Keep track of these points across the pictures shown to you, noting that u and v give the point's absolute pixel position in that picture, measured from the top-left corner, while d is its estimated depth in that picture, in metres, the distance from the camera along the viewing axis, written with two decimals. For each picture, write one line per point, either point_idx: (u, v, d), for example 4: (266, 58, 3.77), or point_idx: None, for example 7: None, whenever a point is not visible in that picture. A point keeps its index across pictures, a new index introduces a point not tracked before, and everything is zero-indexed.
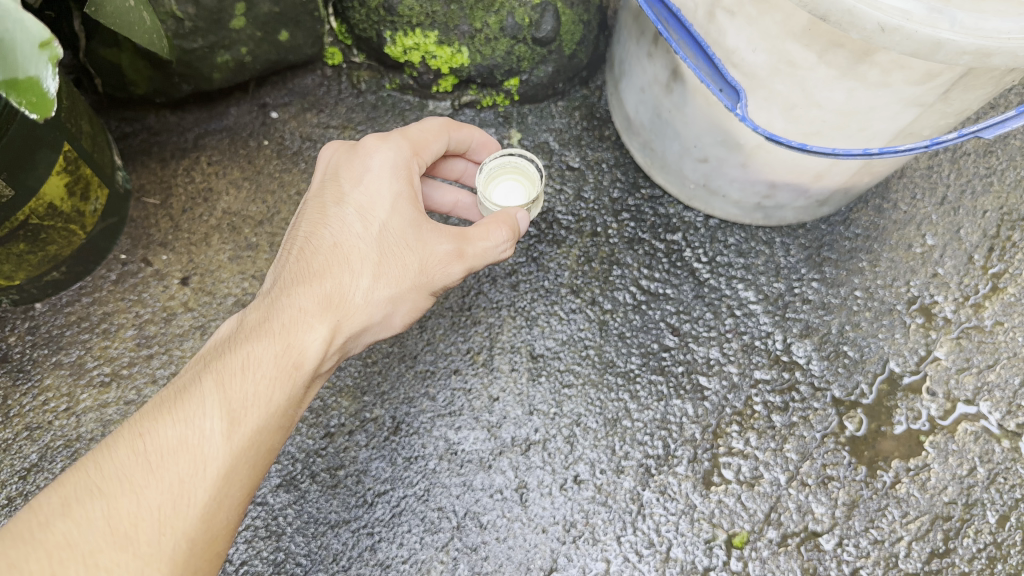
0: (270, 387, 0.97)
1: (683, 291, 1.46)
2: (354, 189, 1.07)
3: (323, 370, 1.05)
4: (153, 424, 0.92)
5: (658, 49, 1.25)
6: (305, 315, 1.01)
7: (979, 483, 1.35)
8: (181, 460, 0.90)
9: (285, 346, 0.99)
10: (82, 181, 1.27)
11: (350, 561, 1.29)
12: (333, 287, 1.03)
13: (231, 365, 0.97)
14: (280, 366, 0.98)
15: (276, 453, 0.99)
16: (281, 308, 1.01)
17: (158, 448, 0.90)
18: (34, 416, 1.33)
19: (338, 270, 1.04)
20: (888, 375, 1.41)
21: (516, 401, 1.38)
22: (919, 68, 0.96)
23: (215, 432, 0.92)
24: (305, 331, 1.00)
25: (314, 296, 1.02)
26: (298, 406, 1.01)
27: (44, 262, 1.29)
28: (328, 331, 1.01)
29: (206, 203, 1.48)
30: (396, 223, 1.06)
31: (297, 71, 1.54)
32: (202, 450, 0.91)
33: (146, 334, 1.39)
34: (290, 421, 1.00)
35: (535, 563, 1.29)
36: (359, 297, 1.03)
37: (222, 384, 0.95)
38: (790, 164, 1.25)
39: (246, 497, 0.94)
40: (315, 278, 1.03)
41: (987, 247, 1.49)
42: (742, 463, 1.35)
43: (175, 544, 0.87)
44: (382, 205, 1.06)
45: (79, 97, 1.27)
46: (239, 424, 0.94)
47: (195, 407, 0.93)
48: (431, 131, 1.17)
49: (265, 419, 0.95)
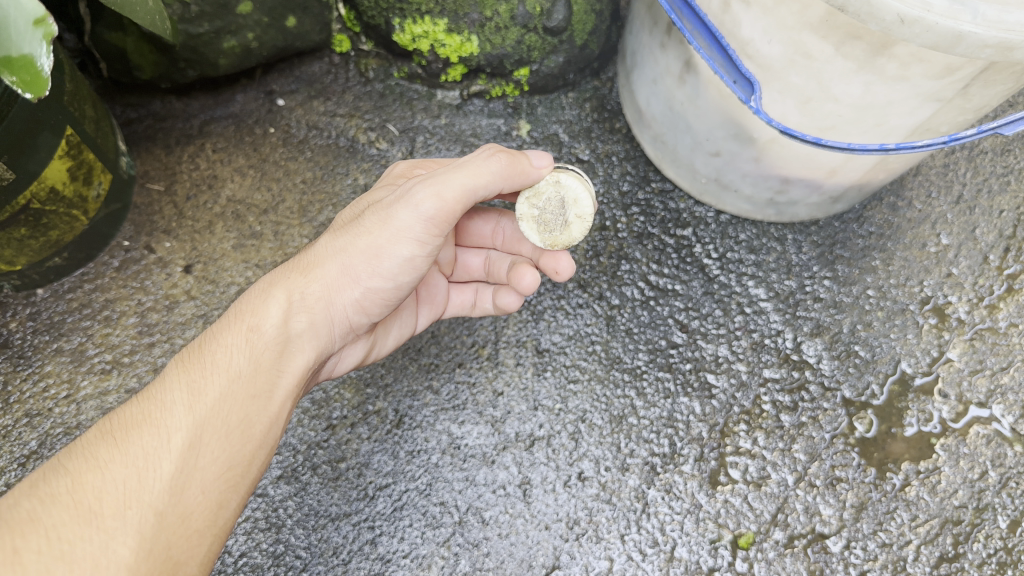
0: (230, 355, 1.00)
1: (693, 288, 1.43)
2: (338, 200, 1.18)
3: (301, 343, 1.06)
4: (121, 407, 0.95)
5: (671, 39, 1.22)
6: (269, 291, 1.06)
7: (990, 487, 1.33)
8: (145, 435, 0.92)
9: (250, 319, 1.03)
10: (84, 166, 1.25)
11: (350, 555, 1.28)
12: (300, 268, 1.09)
13: (193, 350, 1.02)
14: (241, 336, 1.02)
15: (253, 428, 0.99)
16: (252, 295, 1.07)
17: (122, 426, 0.92)
18: (34, 403, 1.33)
19: (307, 255, 1.10)
20: (900, 376, 1.38)
21: (521, 397, 1.36)
22: (938, 61, 0.93)
23: (177, 404, 0.94)
24: (271, 304, 1.05)
25: (281, 278, 1.09)
26: (273, 376, 1.02)
27: (45, 247, 1.28)
28: (294, 297, 1.06)
29: (211, 190, 1.46)
30: (371, 200, 1.13)
31: (304, 58, 1.52)
32: (164, 422, 0.93)
33: (148, 322, 1.37)
34: (265, 389, 1.00)
35: (537, 560, 1.27)
36: (321, 262, 1.08)
37: (186, 363, 1.00)
38: (803, 159, 1.22)
39: (219, 468, 0.94)
40: (287, 265, 1.11)
41: (1002, 248, 1.46)
42: (749, 463, 1.33)
43: (141, 517, 0.87)
44: (363, 200, 1.15)
45: (82, 81, 1.25)
46: (201, 393, 0.96)
47: (159, 386, 0.97)
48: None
49: (227, 384, 0.97)
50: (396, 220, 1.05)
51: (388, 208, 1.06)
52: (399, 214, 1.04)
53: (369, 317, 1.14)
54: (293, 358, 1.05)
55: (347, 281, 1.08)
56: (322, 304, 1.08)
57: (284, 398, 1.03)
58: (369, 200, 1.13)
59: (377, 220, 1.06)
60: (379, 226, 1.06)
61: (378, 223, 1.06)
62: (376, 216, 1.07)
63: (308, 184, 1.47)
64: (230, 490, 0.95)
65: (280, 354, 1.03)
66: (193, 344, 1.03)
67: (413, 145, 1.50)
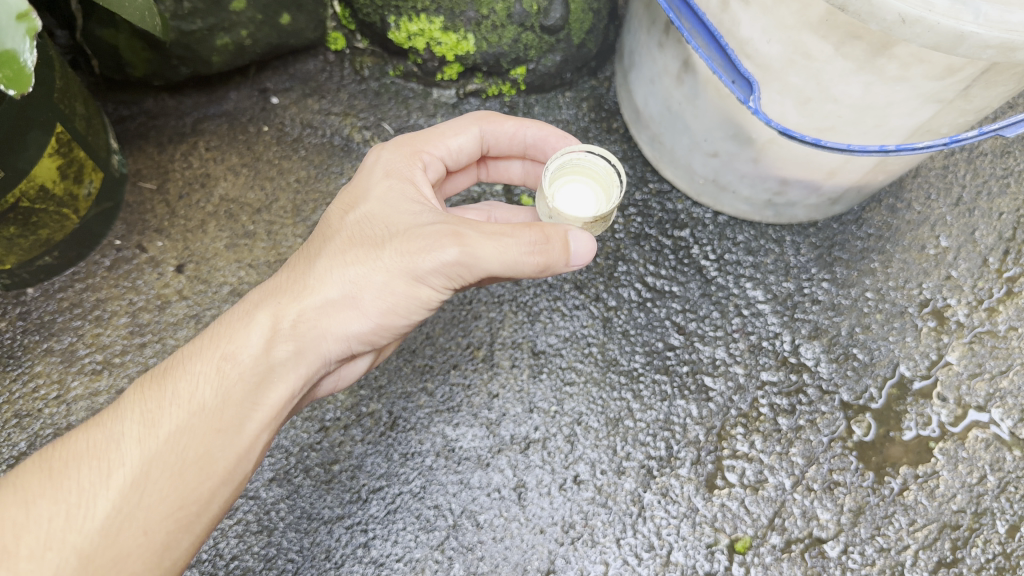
0: (196, 386, 0.97)
1: (690, 290, 1.42)
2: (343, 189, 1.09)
3: (285, 375, 1.01)
4: (73, 434, 0.94)
5: (669, 38, 1.21)
6: (255, 315, 1.01)
7: (989, 491, 1.31)
8: (85, 469, 0.90)
9: (229, 347, 0.99)
10: (74, 164, 1.23)
11: (343, 558, 1.26)
12: (297, 289, 1.02)
13: (166, 370, 1.00)
14: (217, 364, 0.98)
15: (214, 464, 0.95)
16: (241, 314, 1.03)
17: (65, 457, 0.91)
18: (23, 403, 1.31)
19: (303, 270, 1.04)
20: (898, 379, 1.37)
21: (516, 399, 1.35)
22: (939, 61, 0.92)
23: (128, 436, 0.93)
24: (254, 331, 1.00)
25: (271, 298, 1.03)
26: (246, 408, 0.98)
27: (35, 246, 1.26)
28: (281, 325, 1.01)
29: (204, 189, 1.44)
30: (374, 207, 1.04)
31: (299, 56, 1.51)
32: (110, 456, 0.91)
33: (139, 323, 1.36)
34: (232, 423, 0.96)
35: (532, 564, 1.26)
36: (317, 288, 1.02)
37: (151, 389, 0.97)
38: (802, 160, 1.21)
39: (166, 507, 0.91)
40: (282, 278, 1.05)
41: (1001, 250, 1.45)
42: (746, 467, 1.32)
43: (63, 559, 0.85)
44: (366, 202, 1.05)
45: (74, 78, 1.22)
46: (156, 426, 0.94)
47: (115, 414, 0.95)
48: (457, 127, 1.14)
49: (186, 418, 0.94)
50: (417, 263, 0.98)
51: (411, 241, 0.98)
52: (420, 262, 0.98)
53: (366, 346, 1.08)
54: (274, 391, 1.00)
55: (344, 311, 1.02)
56: (314, 332, 1.02)
57: (258, 430, 0.99)
58: (370, 206, 1.04)
59: (401, 254, 0.98)
60: (396, 267, 0.99)
61: (396, 262, 0.99)
62: (394, 249, 0.99)
63: (302, 183, 1.46)
64: (180, 530, 0.92)
65: (259, 385, 0.99)
66: (170, 363, 1.01)
67: None
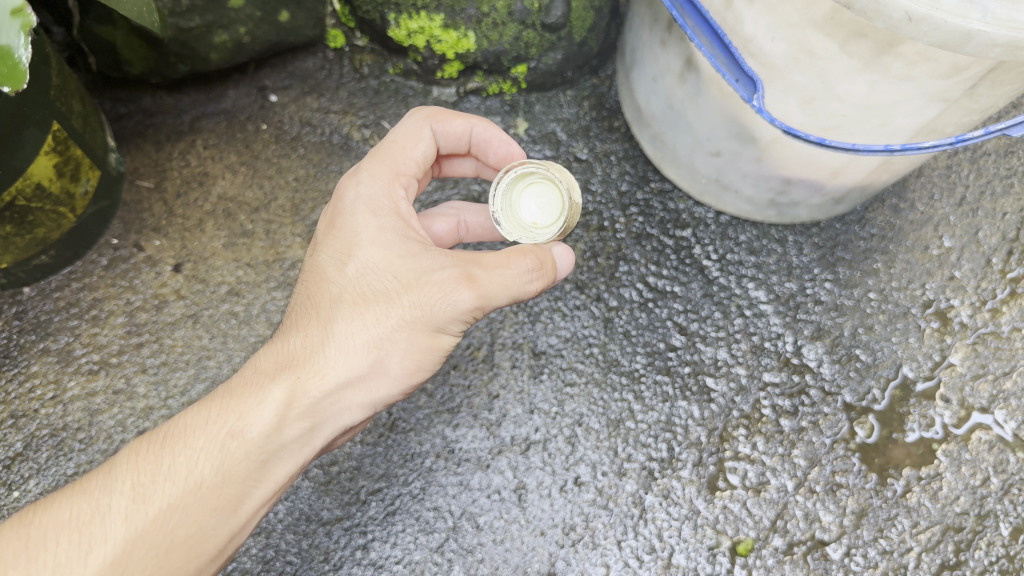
0: (194, 461, 0.94)
1: (692, 290, 1.41)
2: (334, 229, 1.03)
3: (285, 450, 0.99)
4: (56, 499, 0.93)
5: (672, 37, 1.20)
6: (266, 384, 0.98)
7: (992, 494, 1.30)
8: (65, 542, 0.89)
9: (233, 416, 0.97)
10: (71, 162, 1.21)
11: (341, 560, 1.25)
12: (305, 351, 0.99)
13: (160, 435, 0.98)
14: (214, 437, 0.96)
15: (205, 540, 0.95)
16: (242, 381, 0.99)
17: (46, 526, 0.90)
18: (19, 404, 1.30)
19: (311, 328, 1.00)
20: (901, 380, 1.36)
21: (516, 399, 1.33)
22: (946, 60, 0.91)
23: (116, 511, 0.91)
24: (254, 403, 0.97)
25: (279, 362, 1.00)
26: (245, 486, 0.97)
27: (31, 245, 1.23)
28: (280, 398, 0.97)
29: (202, 187, 1.43)
30: (375, 263, 1.00)
31: (298, 54, 1.49)
32: (94, 531, 0.90)
33: (136, 322, 1.35)
34: (229, 502, 0.95)
35: (532, 566, 1.25)
36: (328, 354, 0.99)
37: (145, 455, 0.95)
38: (806, 159, 1.20)
39: None
40: (290, 335, 1.01)
41: (1005, 251, 1.44)
42: (748, 468, 1.31)
43: None
44: (369, 253, 1.00)
45: (71, 75, 1.21)
46: (146, 501, 0.92)
47: (102, 480, 0.93)
48: (410, 135, 1.08)
49: (179, 496, 0.93)
50: (431, 316, 0.98)
51: (427, 305, 0.98)
52: (438, 316, 0.98)
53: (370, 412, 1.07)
54: (274, 468, 0.98)
55: (351, 382, 0.99)
56: (323, 404, 0.99)
57: (254, 507, 0.99)
58: (368, 261, 1.00)
59: (418, 314, 0.98)
60: (406, 333, 0.99)
61: (407, 326, 0.98)
62: (412, 302, 0.98)
63: (300, 182, 1.44)
64: None
65: (262, 462, 0.97)
66: (166, 426, 0.98)
67: None
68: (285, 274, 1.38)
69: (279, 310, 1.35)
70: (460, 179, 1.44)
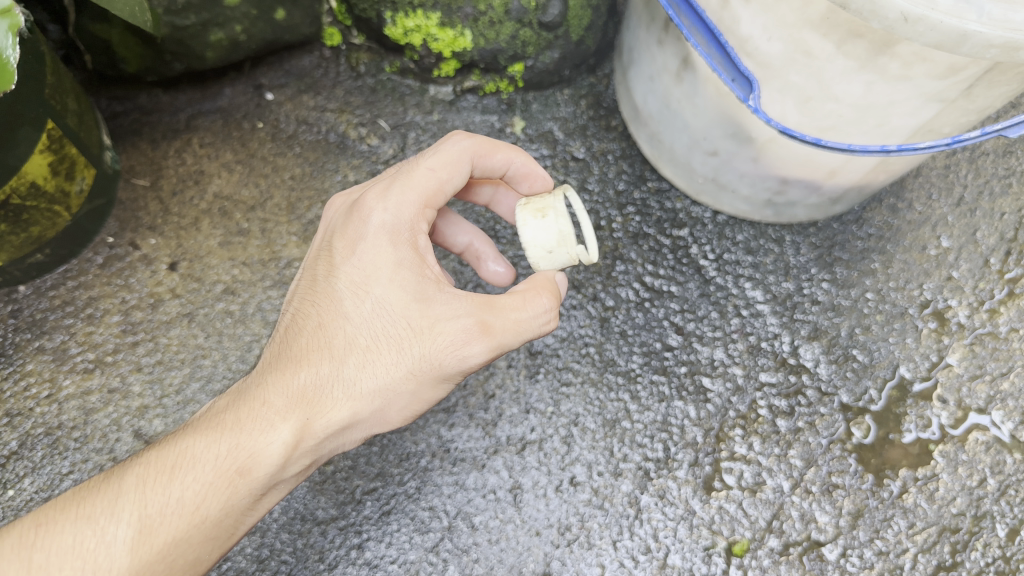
0: (199, 496, 0.94)
1: (689, 290, 1.41)
2: (351, 258, 1.00)
3: (283, 481, 1.00)
4: (59, 520, 0.92)
5: (669, 36, 1.19)
6: (273, 421, 0.96)
7: (989, 495, 1.30)
8: (69, 569, 0.89)
9: (240, 452, 0.95)
10: (66, 160, 1.20)
11: (336, 560, 1.25)
12: (314, 388, 0.98)
13: (167, 463, 0.96)
14: (222, 473, 0.95)
15: (201, 563, 0.97)
16: (251, 413, 0.97)
17: (49, 550, 0.90)
18: (14, 402, 1.30)
19: (321, 360, 0.98)
20: (898, 381, 1.36)
21: (512, 399, 1.33)
22: (942, 60, 0.90)
23: (121, 541, 0.91)
24: (263, 441, 0.96)
25: (288, 395, 0.98)
26: (242, 515, 0.98)
27: (27, 244, 1.23)
28: (290, 438, 0.96)
29: (197, 186, 1.43)
30: (391, 304, 0.97)
31: (294, 52, 1.49)
32: (97, 560, 0.90)
33: (132, 321, 1.34)
34: (226, 531, 0.97)
35: (527, 566, 1.25)
36: (334, 393, 0.97)
37: (148, 482, 0.95)
38: (803, 159, 1.20)
39: None
40: (298, 366, 0.99)
41: (1003, 251, 1.44)
42: (744, 469, 1.31)
43: None
44: (386, 293, 0.97)
45: (65, 73, 1.20)
46: (150, 533, 0.92)
47: (105, 505, 0.93)
48: (451, 166, 1.02)
49: (182, 530, 0.93)
50: (441, 367, 0.97)
51: (439, 355, 0.96)
52: (446, 368, 0.97)
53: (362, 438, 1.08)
54: (268, 498, 1.00)
55: (354, 420, 0.99)
56: (325, 441, 1.00)
57: (247, 529, 1.01)
58: (385, 300, 0.97)
59: (427, 365, 0.97)
60: (414, 380, 0.98)
61: (417, 374, 0.98)
62: (424, 353, 0.96)
63: (297, 180, 1.44)
64: None
65: (261, 495, 0.98)
66: (171, 452, 0.97)
67: (405, 141, 1.47)
68: (280, 273, 1.37)
69: (275, 309, 1.35)
70: None
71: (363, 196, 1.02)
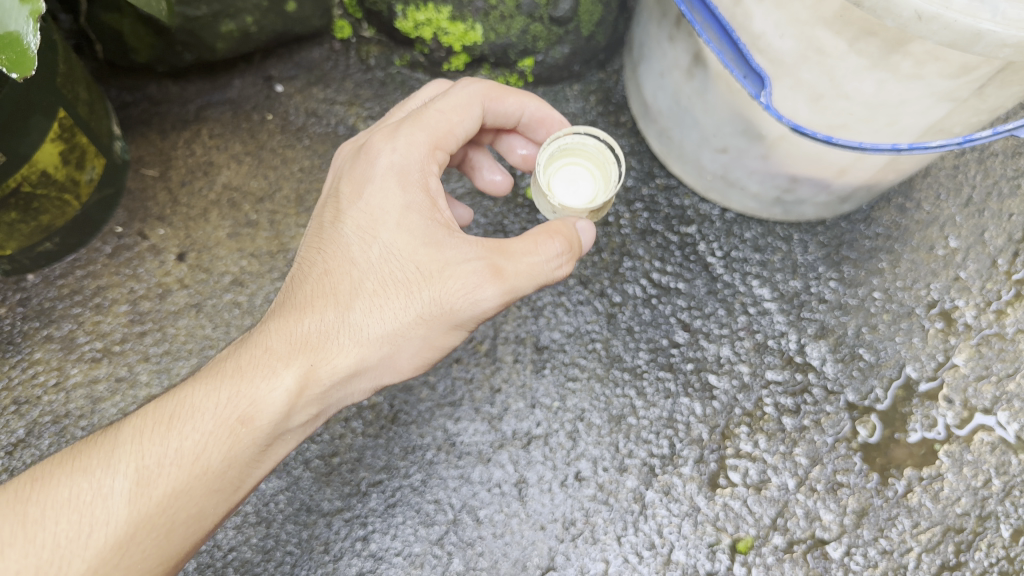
0: (199, 443, 0.94)
1: (696, 287, 1.41)
2: (358, 202, 1.00)
3: (289, 432, 1.00)
4: (54, 474, 0.92)
5: (681, 32, 1.19)
6: (275, 365, 0.97)
7: (993, 495, 1.30)
8: (65, 521, 0.89)
9: (242, 397, 0.96)
10: (77, 149, 1.20)
11: (341, 551, 1.25)
12: (319, 331, 0.98)
13: (166, 413, 0.96)
14: (222, 422, 0.95)
15: (205, 518, 0.96)
16: (254, 359, 0.98)
17: (45, 502, 0.90)
18: (22, 390, 1.30)
19: (327, 303, 0.98)
20: (904, 381, 1.36)
21: (518, 394, 1.33)
22: (955, 60, 0.90)
23: (119, 493, 0.91)
24: (267, 387, 0.96)
25: (291, 338, 0.98)
26: (247, 467, 0.98)
27: (37, 232, 1.23)
28: (292, 385, 0.97)
29: (206, 177, 1.43)
30: (399, 248, 0.98)
31: (304, 44, 1.49)
32: (95, 512, 0.90)
33: (139, 311, 1.35)
34: (230, 484, 0.96)
35: (532, 560, 1.25)
36: (341, 336, 0.98)
37: (146, 432, 0.94)
38: (813, 157, 1.19)
39: (150, 567, 0.92)
40: (303, 309, 0.99)
41: (1011, 252, 1.44)
42: (749, 466, 1.31)
43: None
44: (393, 235, 0.98)
45: (77, 62, 1.20)
46: (149, 485, 0.92)
47: (103, 459, 0.93)
48: (458, 107, 1.04)
49: (183, 480, 0.93)
50: (451, 313, 0.98)
51: (449, 298, 0.97)
52: (457, 314, 0.98)
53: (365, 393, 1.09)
54: (273, 450, 1.00)
55: (362, 365, 0.99)
56: (330, 388, 0.99)
57: (252, 484, 1.00)
58: (393, 245, 0.98)
59: (437, 308, 0.97)
60: (424, 325, 0.98)
61: (427, 319, 0.98)
62: (433, 297, 0.97)
63: (305, 173, 1.44)
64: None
65: (265, 444, 0.98)
66: (170, 402, 0.97)
67: None
68: (288, 264, 1.38)
69: None
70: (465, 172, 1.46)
71: (371, 139, 1.03)
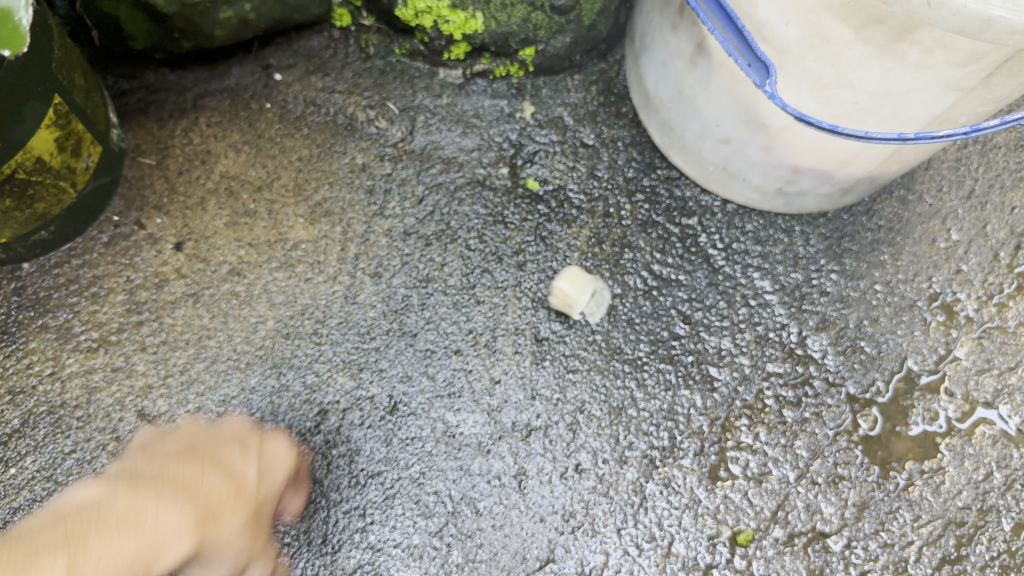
0: (120, 557, 0.89)
1: (696, 279, 1.40)
2: (164, 470, 1.06)
3: None
4: None
5: (684, 20, 1.18)
6: (176, 534, 0.97)
7: (995, 488, 1.30)
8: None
9: (149, 552, 0.93)
10: (73, 137, 1.19)
11: (339, 543, 1.24)
12: (196, 528, 1.01)
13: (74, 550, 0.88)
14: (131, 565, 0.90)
15: None
16: (127, 513, 0.95)
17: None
18: (17, 379, 1.28)
19: (197, 505, 1.03)
20: (906, 373, 1.35)
21: (518, 385, 1.32)
22: (963, 48, 0.89)
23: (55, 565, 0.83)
24: (163, 543, 0.96)
25: (182, 525, 0.98)
26: None
27: (32, 219, 1.22)
28: (180, 556, 0.97)
29: (204, 165, 1.41)
30: (204, 490, 1.05)
31: (303, 32, 1.47)
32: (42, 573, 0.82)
33: (137, 301, 1.33)
34: None
35: (532, 552, 1.24)
36: (196, 540, 1.01)
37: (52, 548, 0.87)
38: (816, 148, 1.19)
39: None
40: (169, 496, 1.00)
41: (1013, 245, 1.44)
42: (750, 458, 1.30)
43: None
44: (203, 489, 1.06)
45: (73, 47, 1.19)
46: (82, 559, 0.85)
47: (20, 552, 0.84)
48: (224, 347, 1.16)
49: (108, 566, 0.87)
50: (231, 521, 1.08)
51: (230, 513, 1.07)
52: (233, 529, 1.08)
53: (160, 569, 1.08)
54: None
55: (197, 552, 1.03)
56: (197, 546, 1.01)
57: None
58: (205, 494, 1.05)
59: (226, 525, 1.07)
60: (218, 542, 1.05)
61: (222, 535, 1.06)
62: (220, 520, 1.05)
63: (304, 162, 1.43)
64: None
65: None
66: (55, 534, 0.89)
67: (414, 124, 1.47)
68: (287, 254, 1.37)
69: (281, 291, 1.35)
70: (465, 163, 1.46)
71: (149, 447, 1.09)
